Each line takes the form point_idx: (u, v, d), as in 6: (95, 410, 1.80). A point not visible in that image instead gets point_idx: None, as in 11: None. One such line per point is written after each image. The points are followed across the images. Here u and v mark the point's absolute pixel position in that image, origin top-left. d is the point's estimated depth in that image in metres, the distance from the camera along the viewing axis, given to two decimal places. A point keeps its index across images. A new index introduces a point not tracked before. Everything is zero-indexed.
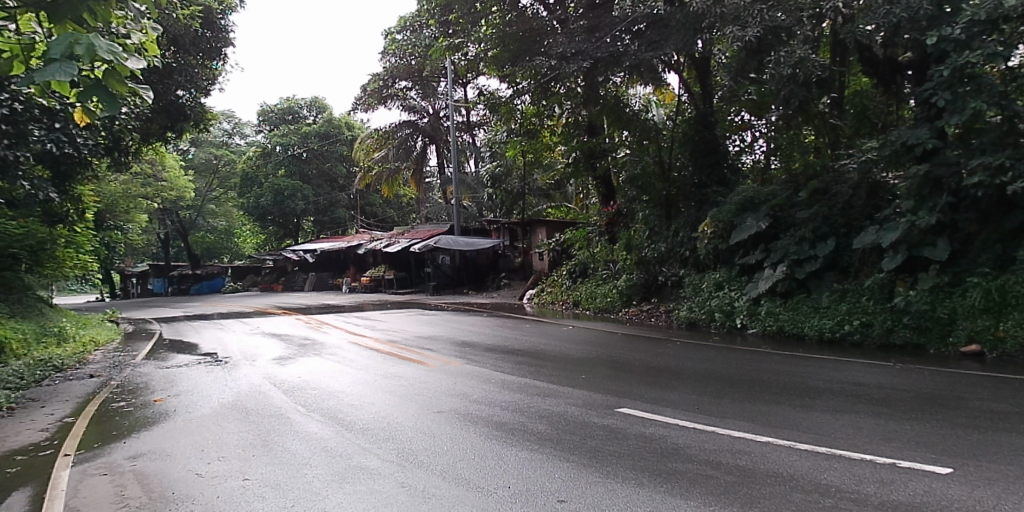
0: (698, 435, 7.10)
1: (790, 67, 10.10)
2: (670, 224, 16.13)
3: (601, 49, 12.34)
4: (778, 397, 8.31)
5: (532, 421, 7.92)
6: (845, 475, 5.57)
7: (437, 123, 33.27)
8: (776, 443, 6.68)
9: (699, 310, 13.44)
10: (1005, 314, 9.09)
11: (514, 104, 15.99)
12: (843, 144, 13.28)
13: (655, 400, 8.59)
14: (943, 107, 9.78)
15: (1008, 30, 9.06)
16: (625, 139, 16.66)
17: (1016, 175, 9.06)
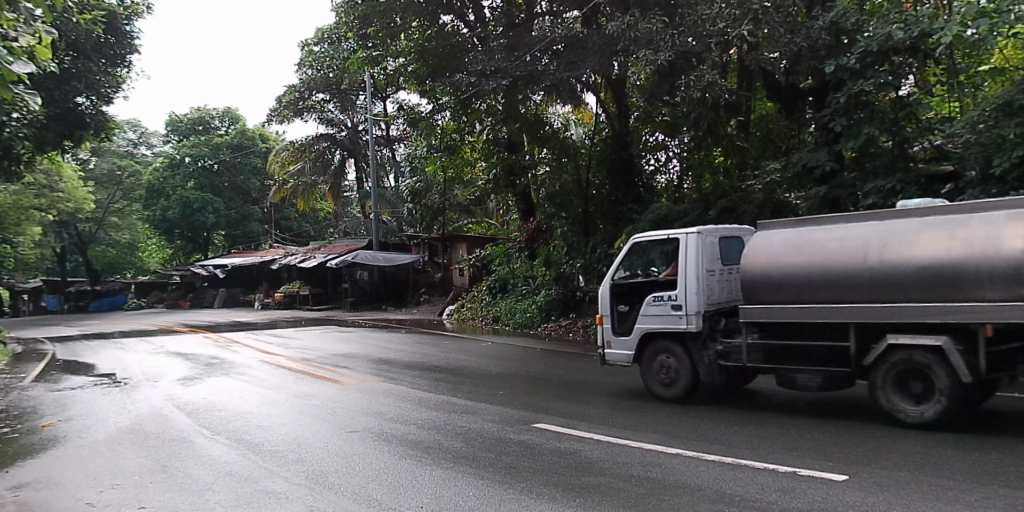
0: (612, 449, 7.15)
1: (699, 91, 9.98)
2: (588, 241, 16.34)
3: (520, 68, 12.16)
4: (689, 409, 8.55)
5: (448, 440, 7.79)
6: (749, 484, 5.75)
7: (356, 137, 33.08)
8: (685, 454, 6.86)
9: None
10: None
11: (434, 119, 16.00)
12: (750, 165, 13.22)
13: (571, 414, 8.67)
14: (840, 132, 9.88)
15: (898, 61, 9.20)
16: (544, 157, 16.72)
17: (906, 199, 9.45)
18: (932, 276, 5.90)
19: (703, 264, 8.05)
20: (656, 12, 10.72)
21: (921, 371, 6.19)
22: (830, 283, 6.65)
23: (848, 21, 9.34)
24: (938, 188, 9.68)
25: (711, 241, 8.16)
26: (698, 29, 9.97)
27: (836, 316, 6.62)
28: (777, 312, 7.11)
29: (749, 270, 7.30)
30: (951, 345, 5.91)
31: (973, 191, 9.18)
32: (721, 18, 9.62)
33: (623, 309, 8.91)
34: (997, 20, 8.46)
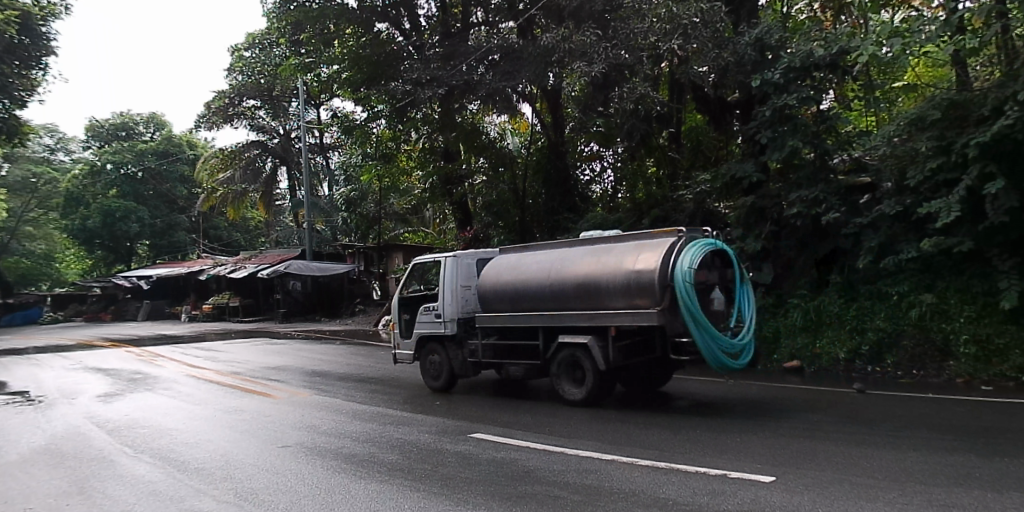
0: (549, 457, 7.16)
1: (632, 102, 10.47)
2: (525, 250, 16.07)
3: (454, 77, 12.34)
4: (626, 414, 8.68)
5: (383, 452, 7.66)
6: (682, 488, 5.80)
7: (288, 144, 31.84)
8: (620, 459, 6.94)
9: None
10: (819, 333, 9.96)
11: (369, 128, 15.49)
12: (680, 176, 13.09)
13: (509, 423, 8.65)
14: (766, 144, 10.09)
15: (818, 76, 9.55)
16: (480, 166, 16.30)
17: (828, 207, 9.74)
18: (582, 288, 8.08)
19: (456, 282, 9.92)
20: (589, 24, 10.79)
21: (580, 362, 8.38)
22: (531, 296, 8.75)
23: (771, 38, 9.68)
24: (857, 198, 10.18)
25: (467, 261, 10.09)
26: (631, 43, 10.09)
27: (532, 321, 8.74)
28: (500, 317, 9.22)
29: (486, 285, 9.43)
30: (591, 342, 8.03)
31: (890, 201, 9.65)
32: (652, 32, 9.76)
33: (406, 317, 10.84)
34: (908, 39, 8.95)
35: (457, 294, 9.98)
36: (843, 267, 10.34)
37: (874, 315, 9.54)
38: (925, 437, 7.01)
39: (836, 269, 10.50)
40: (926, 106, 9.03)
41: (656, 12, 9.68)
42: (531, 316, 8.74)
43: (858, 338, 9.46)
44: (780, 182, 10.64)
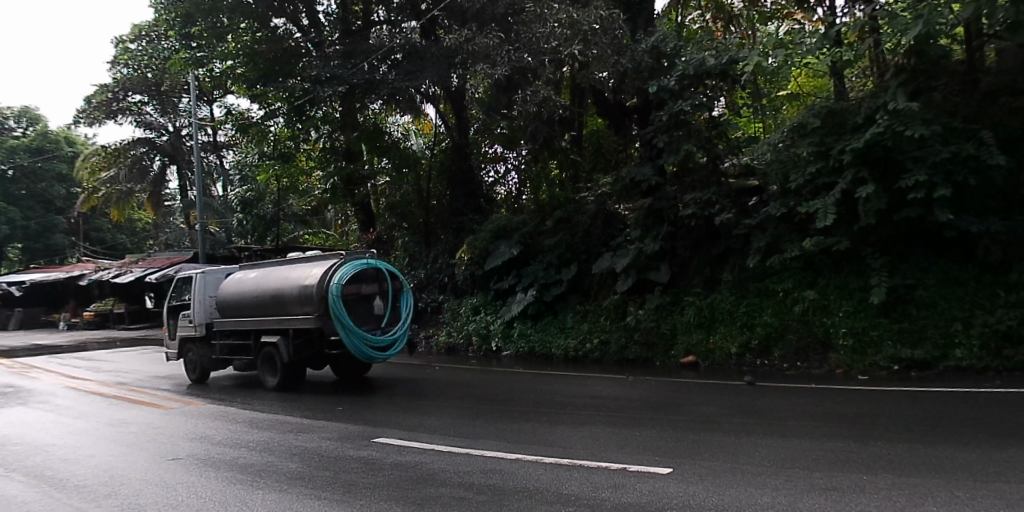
0: (453, 459, 7.03)
1: (535, 105, 10.62)
2: (429, 251, 15.29)
3: (356, 75, 12.09)
4: (530, 413, 8.77)
5: (281, 460, 7.29)
6: (584, 483, 5.74)
7: (179, 142, 29.58)
8: (524, 458, 6.97)
9: (457, 334, 12.63)
10: (713, 328, 10.26)
11: (265, 125, 14.29)
12: (582, 179, 13.51)
13: (415, 426, 8.57)
14: (663, 148, 10.38)
15: (711, 84, 9.97)
16: (384, 167, 15.00)
17: (721, 209, 10.26)
18: (272, 299, 9.84)
19: (207, 292, 11.36)
20: (493, 26, 10.84)
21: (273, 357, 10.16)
22: (243, 306, 10.39)
23: (666, 46, 10.03)
24: (747, 201, 10.64)
25: (215, 276, 11.51)
26: (533, 47, 10.18)
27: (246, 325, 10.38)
28: (227, 323, 10.78)
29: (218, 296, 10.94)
30: (281, 340, 9.85)
31: (776, 202, 10.14)
32: (555, 37, 9.93)
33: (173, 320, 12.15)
34: (791, 51, 9.42)
35: (206, 304, 11.40)
36: (734, 266, 10.75)
37: (763, 311, 9.99)
38: (806, 426, 7.43)
39: (728, 267, 10.84)
40: (807, 114, 9.61)
41: (557, 17, 9.89)
42: (245, 322, 10.37)
43: (748, 333, 9.86)
44: (676, 185, 10.98)
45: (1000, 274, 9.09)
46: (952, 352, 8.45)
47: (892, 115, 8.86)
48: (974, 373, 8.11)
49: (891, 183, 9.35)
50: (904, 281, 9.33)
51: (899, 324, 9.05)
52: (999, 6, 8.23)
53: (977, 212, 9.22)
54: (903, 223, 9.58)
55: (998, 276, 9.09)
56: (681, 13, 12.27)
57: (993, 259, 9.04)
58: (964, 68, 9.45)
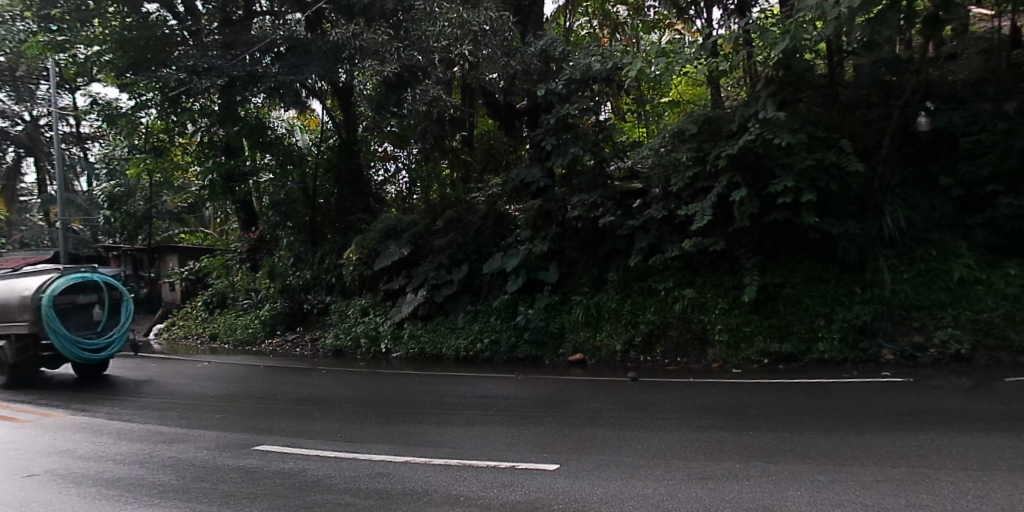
0: (339, 464, 6.72)
1: (426, 104, 10.56)
2: (316, 250, 14.78)
3: (236, 67, 11.17)
4: (421, 416, 8.64)
5: (151, 472, 6.55)
6: (474, 483, 5.69)
7: (35, 132, 27.52)
8: (414, 461, 6.74)
9: (345, 336, 12.11)
10: (600, 326, 10.51)
11: (137, 117, 13.01)
12: (474, 180, 13.38)
13: (297, 433, 8.15)
14: (551, 151, 10.62)
15: (597, 89, 10.28)
16: (267, 163, 14.12)
17: (605, 211, 10.51)
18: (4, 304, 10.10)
19: None
20: (381, 21, 10.63)
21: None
22: None
23: (555, 50, 10.37)
24: (630, 203, 10.98)
25: None
26: (423, 45, 10.22)
27: None
28: None
29: None
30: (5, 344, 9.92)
31: (657, 205, 10.53)
32: (444, 36, 10.06)
33: None
34: (671, 59, 9.81)
35: None
36: (619, 266, 11.04)
37: (647, 310, 10.33)
38: (683, 419, 7.71)
39: (612, 267, 11.14)
40: (686, 121, 9.99)
41: (447, 17, 10.04)
42: None
43: (632, 331, 10.17)
44: (563, 187, 11.09)
45: (857, 274, 9.83)
46: (816, 346, 9.09)
47: (763, 123, 9.37)
48: (835, 364, 8.78)
49: (761, 188, 9.83)
50: (774, 280, 9.91)
51: (768, 320, 9.62)
52: (856, 25, 8.94)
53: (838, 216, 9.81)
54: (772, 226, 10.05)
55: (854, 275, 9.82)
56: (567, 19, 13.06)
57: (851, 260, 9.71)
58: (826, 83, 10.23)
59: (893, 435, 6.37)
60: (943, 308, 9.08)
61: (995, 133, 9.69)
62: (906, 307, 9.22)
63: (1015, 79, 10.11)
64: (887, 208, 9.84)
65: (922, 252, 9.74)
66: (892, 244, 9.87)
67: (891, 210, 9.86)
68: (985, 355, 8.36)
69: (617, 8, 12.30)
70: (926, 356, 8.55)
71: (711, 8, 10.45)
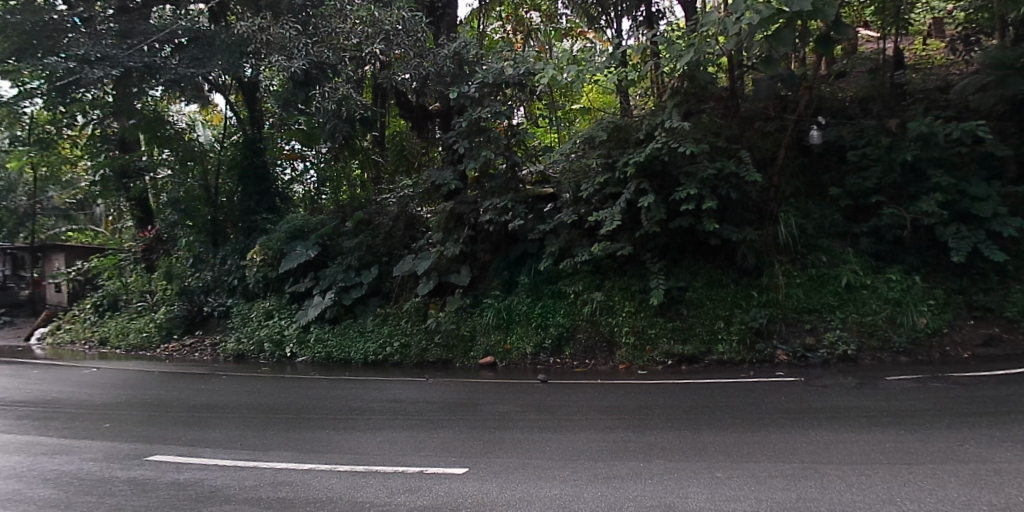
0: (239, 473, 6.29)
1: (334, 102, 10.41)
2: (217, 251, 14.04)
3: (133, 57, 10.55)
4: (325, 422, 8.14)
5: (29, 487, 5.98)
6: (379, 488, 5.61)
7: None
8: (317, 468, 6.38)
9: (248, 340, 11.58)
10: (510, 329, 10.54)
11: (24, 106, 12.12)
12: (384, 180, 13.66)
13: (194, 441, 7.58)
14: (464, 153, 10.67)
15: (509, 93, 10.48)
16: (166, 158, 13.89)
17: (516, 215, 10.65)
18: None
19: None
20: (289, 16, 10.63)
21: None
22: None
23: (467, 54, 10.48)
24: (542, 207, 11.24)
25: None
26: (332, 42, 10.25)
27: None
28: None
29: None
30: None
31: (568, 210, 10.72)
32: (355, 34, 10.13)
33: None
34: (582, 67, 9.84)
35: None
36: (530, 269, 11.15)
37: (557, 312, 10.45)
38: (591, 421, 7.70)
39: (524, 270, 11.23)
40: (597, 128, 10.21)
41: (357, 14, 10.07)
42: None
43: (542, 333, 10.27)
44: (476, 189, 11.04)
45: (754, 278, 10.26)
46: (716, 347, 9.44)
47: (668, 133, 9.65)
48: (733, 365, 9.16)
49: (667, 195, 10.06)
50: (678, 284, 10.23)
51: (673, 322, 9.94)
52: (755, 41, 9.16)
53: (738, 223, 10.23)
54: (677, 232, 10.36)
55: (752, 279, 10.26)
56: (482, 23, 13.26)
57: (749, 265, 10.13)
58: (728, 95, 10.80)
59: (788, 432, 6.60)
60: (832, 311, 9.63)
61: (878, 147, 10.41)
62: (799, 310, 9.71)
63: (892, 99, 11.17)
64: (781, 216, 10.39)
65: (814, 258, 10.31)
66: (786, 250, 10.40)
67: (785, 218, 10.41)
68: (868, 356, 8.94)
69: (531, 15, 13.13)
70: (817, 356, 9.03)
71: (621, 20, 11.06)
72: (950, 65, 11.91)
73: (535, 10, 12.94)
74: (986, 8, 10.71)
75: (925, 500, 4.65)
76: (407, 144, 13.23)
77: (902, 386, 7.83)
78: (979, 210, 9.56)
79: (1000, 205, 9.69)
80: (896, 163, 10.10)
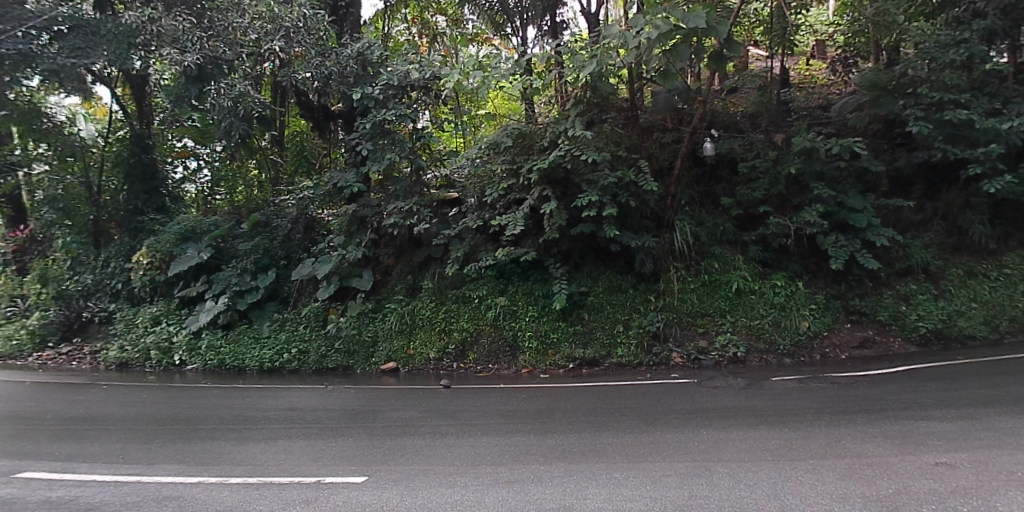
0: (119, 489, 5.90)
1: (231, 100, 10.25)
2: (99, 253, 13.17)
3: (5, 43, 9.77)
4: (215, 433, 7.67)
5: None
6: (274, 501, 5.41)
7: None
8: (207, 480, 6.07)
9: (132, 348, 10.96)
10: (413, 334, 10.45)
11: None
12: (282, 181, 13.43)
13: (68, 456, 6.99)
14: (367, 155, 10.69)
15: (415, 96, 10.67)
16: (42, 153, 13.09)
17: (421, 219, 10.66)
18: None
19: None
20: (181, 8, 10.40)
21: None
22: None
23: (372, 54, 10.57)
24: (447, 212, 11.23)
25: None
26: (227, 37, 10.21)
27: None
28: None
29: None
30: None
31: (473, 214, 10.81)
32: (253, 29, 10.22)
33: None
34: (487, 74, 9.95)
35: None
36: (435, 274, 11.13)
37: (460, 317, 10.44)
38: (497, 424, 7.55)
39: (427, 275, 11.19)
40: (502, 134, 10.39)
41: (256, 10, 10.25)
42: None
43: (446, 338, 10.25)
44: (379, 192, 10.99)
45: (651, 283, 10.65)
46: (615, 351, 9.69)
47: (572, 140, 9.89)
48: (631, 367, 9.43)
49: (570, 202, 10.24)
50: (579, 289, 10.44)
51: (574, 327, 10.13)
52: (654, 55, 9.33)
53: (637, 230, 10.60)
54: (579, 238, 10.59)
55: (649, 284, 10.64)
56: (386, 24, 13.05)
57: (646, 271, 10.51)
58: (627, 105, 11.09)
59: (681, 433, 6.79)
60: (723, 315, 10.08)
61: (766, 160, 11.03)
62: (693, 314, 10.12)
63: (779, 114, 11.95)
64: (677, 224, 10.86)
65: (707, 264, 10.78)
66: (682, 257, 10.86)
67: (681, 226, 10.88)
68: (756, 358, 9.41)
69: (436, 18, 13.18)
70: (709, 359, 9.42)
71: (527, 28, 11.71)
72: (831, 84, 12.99)
73: (441, 14, 12.98)
74: (862, 33, 11.76)
75: (806, 494, 4.99)
76: (307, 144, 13.39)
77: (786, 386, 8.30)
78: (855, 221, 10.30)
79: (873, 216, 10.49)
80: (782, 176, 10.73)
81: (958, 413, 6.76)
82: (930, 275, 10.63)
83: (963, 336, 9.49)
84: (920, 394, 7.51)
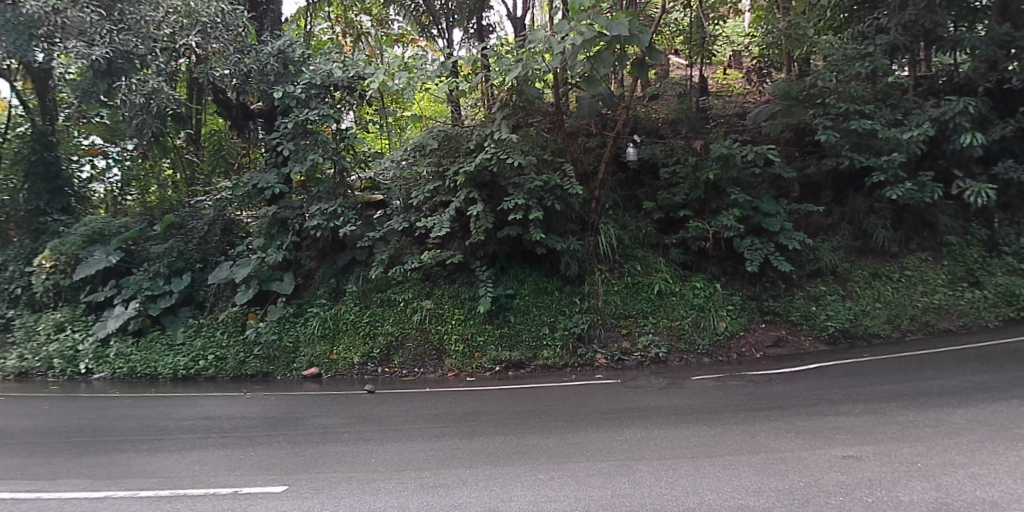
0: (15, 507, 5.55)
1: (143, 96, 9.92)
2: None
3: None
4: (122, 445, 7.31)
5: None
6: None
7: None
8: (114, 495, 5.79)
9: (32, 357, 10.35)
10: (336, 338, 10.28)
11: None
12: (199, 181, 13.10)
13: None
14: (289, 155, 10.57)
15: (339, 96, 10.73)
16: None
17: (344, 221, 10.61)
18: None
19: None
20: None
21: None
22: None
23: (293, 53, 10.69)
24: (371, 213, 11.14)
25: None
26: (139, 32, 9.77)
27: None
28: None
29: None
30: None
31: (399, 216, 10.74)
32: (167, 24, 9.85)
33: None
34: (413, 75, 9.93)
35: None
36: (359, 277, 10.99)
37: (385, 321, 10.35)
38: (421, 429, 7.49)
39: (351, 279, 11.04)
40: (427, 137, 10.35)
41: (170, 3, 9.89)
42: None
43: (371, 342, 10.12)
44: (301, 194, 11.00)
45: (576, 285, 10.80)
46: (541, 353, 9.80)
47: (497, 144, 9.99)
48: (556, 369, 9.54)
49: (495, 205, 10.29)
50: (505, 292, 10.50)
51: (500, 329, 10.18)
52: (579, 61, 9.38)
53: (562, 233, 10.75)
54: (505, 241, 10.63)
55: (574, 287, 10.80)
56: (308, 22, 12.86)
57: (572, 273, 10.65)
58: (552, 110, 11.30)
59: (601, 433, 6.90)
60: (647, 316, 10.35)
61: (686, 166, 11.37)
62: (617, 316, 10.35)
63: (697, 121, 12.43)
64: (602, 227, 11.08)
65: (630, 267, 11.03)
66: (606, 260, 11.08)
67: (605, 229, 11.10)
68: (677, 358, 9.70)
69: (360, 18, 13.06)
70: (631, 359, 9.66)
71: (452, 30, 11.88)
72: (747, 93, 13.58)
73: (365, 14, 12.88)
74: (775, 45, 12.30)
75: (722, 489, 5.18)
76: (226, 144, 12.98)
77: (704, 385, 8.57)
78: (770, 225, 10.75)
79: (786, 221, 10.99)
80: (701, 181, 11.10)
81: (863, 408, 7.14)
82: (839, 277, 11.21)
83: (869, 334, 10.04)
84: (828, 390, 7.90)
